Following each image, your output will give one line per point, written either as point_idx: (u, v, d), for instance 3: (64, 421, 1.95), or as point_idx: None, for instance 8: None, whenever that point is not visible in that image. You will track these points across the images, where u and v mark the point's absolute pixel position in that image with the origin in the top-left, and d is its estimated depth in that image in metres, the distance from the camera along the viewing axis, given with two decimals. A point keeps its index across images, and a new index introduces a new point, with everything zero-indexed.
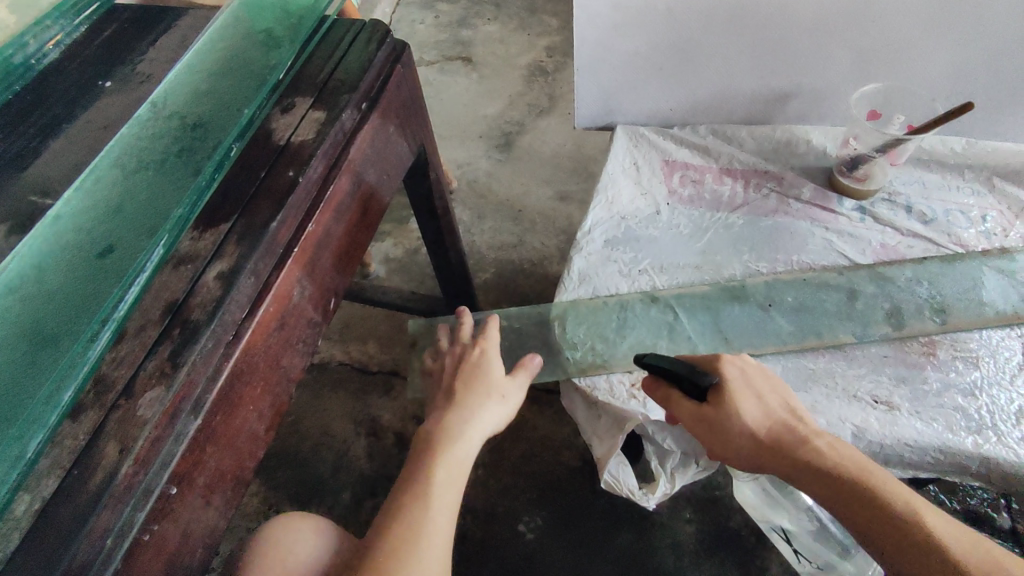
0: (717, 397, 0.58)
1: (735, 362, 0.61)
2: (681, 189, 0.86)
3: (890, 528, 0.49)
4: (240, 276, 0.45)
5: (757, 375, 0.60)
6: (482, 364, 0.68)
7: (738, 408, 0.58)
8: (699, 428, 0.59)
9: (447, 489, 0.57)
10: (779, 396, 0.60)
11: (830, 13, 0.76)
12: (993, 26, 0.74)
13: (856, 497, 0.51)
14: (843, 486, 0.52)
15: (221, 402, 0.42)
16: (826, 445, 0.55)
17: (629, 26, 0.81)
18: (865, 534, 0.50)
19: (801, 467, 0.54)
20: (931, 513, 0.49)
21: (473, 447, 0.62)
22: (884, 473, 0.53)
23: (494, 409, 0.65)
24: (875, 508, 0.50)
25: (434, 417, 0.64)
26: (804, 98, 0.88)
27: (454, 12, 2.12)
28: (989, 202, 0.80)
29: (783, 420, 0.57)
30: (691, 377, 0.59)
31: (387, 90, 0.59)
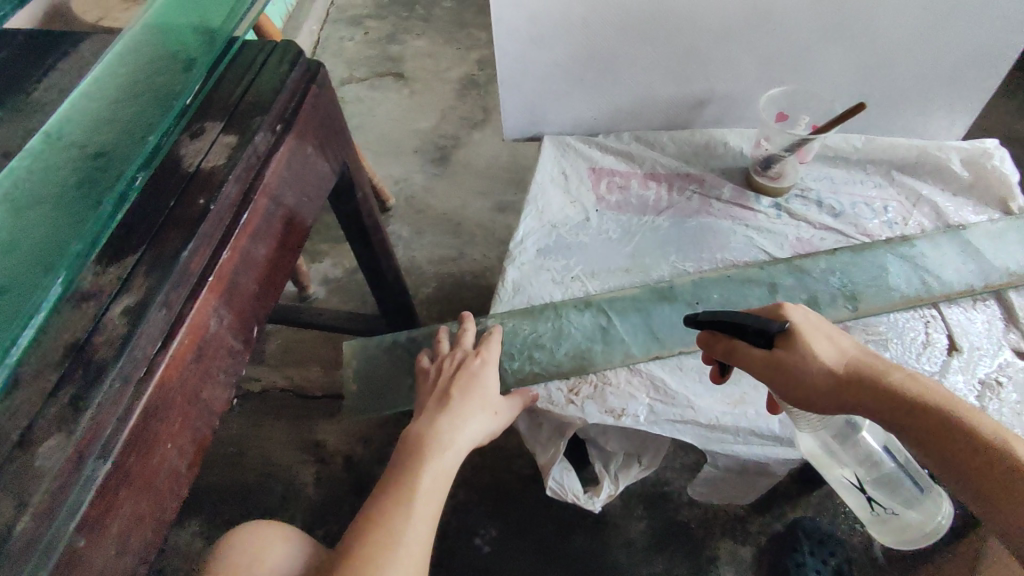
0: (788, 340, 0.55)
1: (799, 308, 0.58)
2: (608, 195, 0.88)
3: (990, 468, 0.46)
4: (149, 309, 0.43)
5: (823, 317, 0.57)
6: (479, 369, 0.66)
7: (812, 348, 0.54)
8: (764, 374, 0.56)
9: (428, 504, 0.56)
10: (848, 336, 0.56)
11: (734, 23, 0.80)
12: (879, 32, 0.80)
13: (941, 431, 0.49)
14: (934, 426, 0.49)
15: (135, 443, 0.40)
16: (905, 378, 0.52)
17: (548, 39, 0.83)
18: (959, 474, 0.47)
19: (883, 408, 0.51)
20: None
21: (458, 456, 0.60)
22: (966, 404, 0.50)
23: (482, 421, 0.63)
24: (968, 443, 0.47)
25: (423, 418, 0.63)
26: (718, 103, 0.92)
27: (382, 28, 2.11)
28: (890, 194, 0.86)
29: (861, 360, 0.54)
30: (758, 324, 0.55)
31: (304, 109, 0.58)
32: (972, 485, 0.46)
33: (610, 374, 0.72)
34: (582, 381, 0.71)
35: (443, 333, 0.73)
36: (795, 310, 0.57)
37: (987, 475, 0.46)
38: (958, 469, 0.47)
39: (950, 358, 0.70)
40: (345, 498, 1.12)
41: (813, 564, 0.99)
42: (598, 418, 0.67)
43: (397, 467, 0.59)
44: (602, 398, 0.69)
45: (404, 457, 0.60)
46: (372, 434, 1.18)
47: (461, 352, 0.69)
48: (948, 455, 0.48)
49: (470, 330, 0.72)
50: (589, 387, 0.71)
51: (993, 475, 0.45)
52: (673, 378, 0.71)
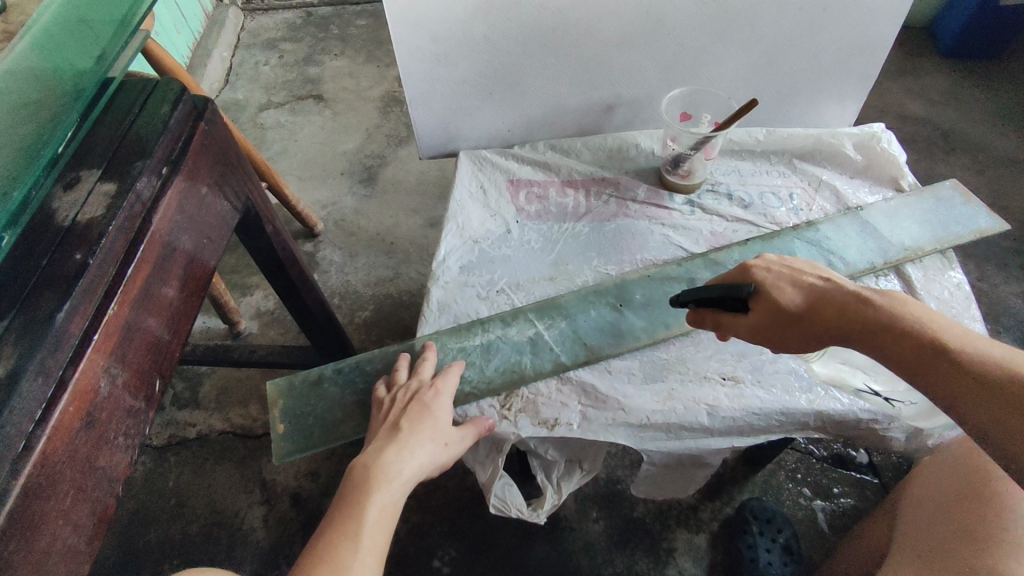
0: (759, 300, 0.60)
1: (761, 265, 0.63)
2: (527, 205, 0.89)
3: (941, 365, 0.52)
4: (23, 379, 0.40)
5: (785, 267, 0.62)
6: (433, 400, 0.65)
7: (781, 299, 0.59)
8: (746, 333, 0.61)
9: (372, 541, 0.53)
10: (812, 273, 0.61)
11: (630, 31, 0.82)
12: (765, 32, 0.84)
13: (902, 343, 0.54)
14: (895, 339, 0.55)
15: (15, 527, 0.37)
16: (863, 302, 0.57)
17: (450, 56, 0.83)
18: (917, 375, 0.53)
19: (851, 335, 0.57)
20: (976, 342, 0.52)
21: (406, 489, 0.57)
22: (921, 312, 0.55)
23: (434, 453, 0.60)
24: (921, 350, 0.53)
25: (373, 449, 0.60)
26: (626, 108, 0.95)
27: (299, 50, 2.07)
28: (794, 181, 0.90)
29: (824, 293, 0.59)
30: (729, 293, 0.61)
31: (192, 150, 0.56)
32: (927, 383, 0.53)
33: (541, 384, 0.72)
34: (514, 396, 0.71)
35: (402, 360, 0.70)
36: (758, 268, 0.62)
37: (939, 373, 0.52)
38: (915, 371, 0.53)
39: None
40: (296, 537, 1.08)
41: (764, 544, 1.02)
42: (532, 431, 0.67)
43: (344, 499, 0.56)
44: (535, 410, 0.69)
45: (350, 487, 0.57)
46: (318, 468, 1.15)
47: (415, 383, 0.67)
48: (906, 361, 0.54)
49: (431, 358, 0.70)
50: (521, 400, 0.70)
51: (944, 373, 0.52)
52: (603, 382, 0.71)
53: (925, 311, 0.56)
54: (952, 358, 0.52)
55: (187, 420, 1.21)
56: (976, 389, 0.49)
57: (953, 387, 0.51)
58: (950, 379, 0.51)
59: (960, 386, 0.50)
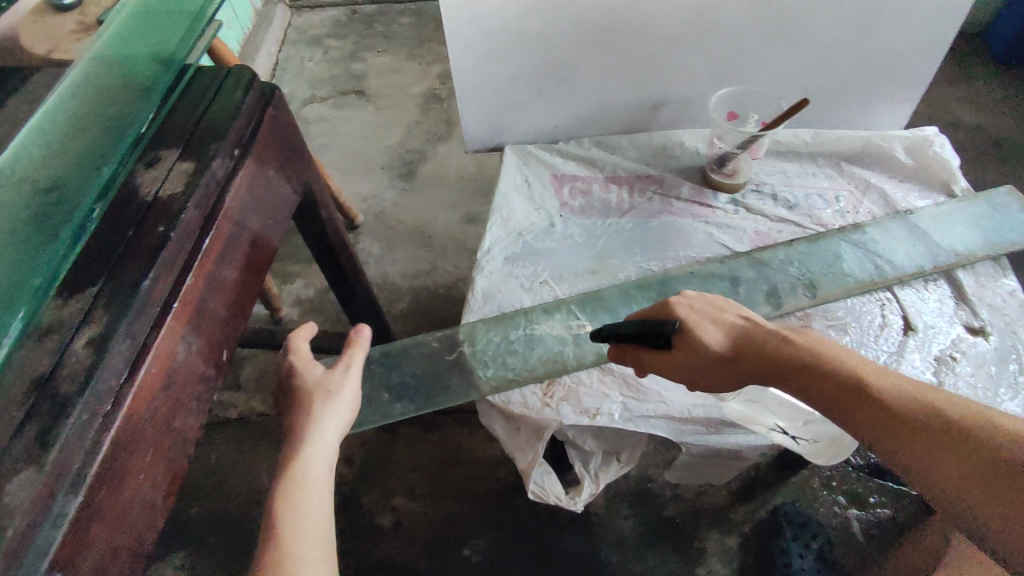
0: (679, 337, 0.59)
1: (685, 300, 0.62)
2: (571, 200, 0.90)
3: (856, 403, 0.49)
4: (113, 339, 0.43)
5: (707, 303, 0.61)
6: (307, 371, 0.67)
7: (700, 337, 0.58)
8: (669, 370, 0.60)
9: (318, 527, 0.56)
10: (735, 312, 0.60)
11: (681, 30, 0.83)
12: (817, 33, 0.83)
13: (821, 382, 0.52)
14: (814, 377, 0.53)
15: (105, 477, 0.40)
16: (783, 341, 0.56)
17: (501, 52, 0.86)
18: (837, 413, 0.51)
19: (773, 374, 0.56)
20: (889, 377, 0.49)
21: (328, 453, 0.61)
22: (841, 350, 0.53)
23: (336, 414, 0.63)
24: (842, 388, 0.50)
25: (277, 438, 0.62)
26: (673, 107, 0.95)
27: (343, 47, 2.12)
28: (841, 183, 0.90)
29: (743, 333, 0.58)
30: (649, 329, 0.60)
31: (260, 135, 0.58)
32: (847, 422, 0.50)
33: (583, 375, 0.73)
34: (556, 384, 0.72)
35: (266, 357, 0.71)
36: (681, 303, 0.61)
37: (861, 413, 0.49)
38: (841, 412, 0.50)
39: (905, 337, 0.73)
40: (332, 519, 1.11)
41: (796, 550, 1.03)
42: (574, 419, 0.69)
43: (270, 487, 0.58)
44: (576, 399, 0.70)
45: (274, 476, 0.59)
46: (354, 453, 1.19)
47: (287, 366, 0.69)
48: (824, 400, 0.52)
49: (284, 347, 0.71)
50: (563, 389, 0.71)
51: (866, 414, 0.48)
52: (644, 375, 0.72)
53: (843, 349, 0.54)
54: (867, 393, 0.49)
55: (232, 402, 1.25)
56: (888, 427, 0.46)
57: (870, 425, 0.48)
58: (866, 418, 0.48)
59: (875, 423, 0.48)
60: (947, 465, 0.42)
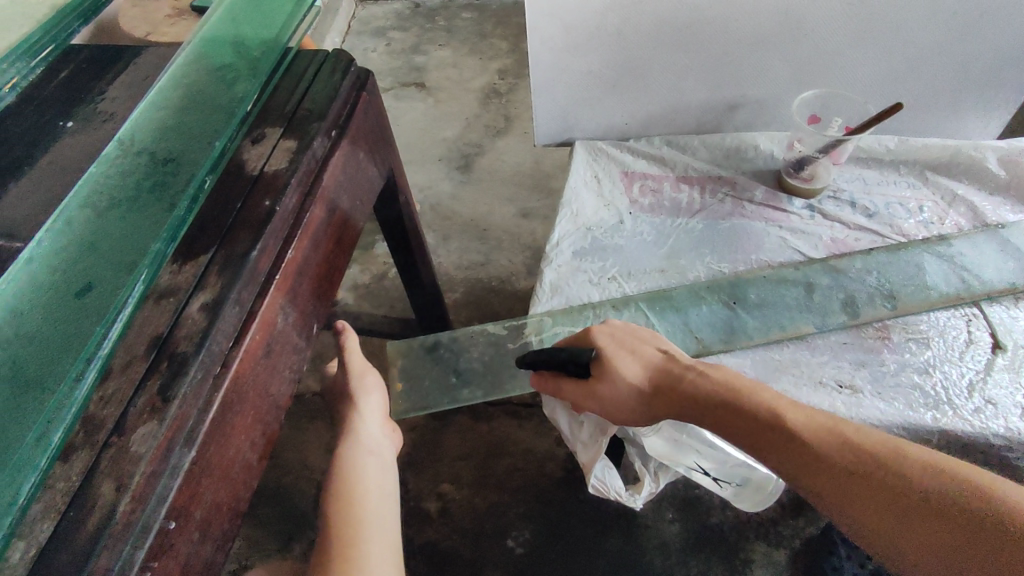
0: (597, 370, 0.65)
1: (603, 332, 0.68)
2: (641, 198, 0.90)
3: (772, 438, 0.58)
4: (225, 305, 0.45)
5: (622, 335, 0.68)
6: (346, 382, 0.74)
7: (619, 371, 0.64)
8: (588, 401, 0.65)
9: (381, 518, 0.61)
10: (647, 343, 0.67)
11: (766, 29, 0.82)
12: (911, 36, 0.81)
13: (736, 415, 0.60)
14: (730, 413, 0.60)
15: (214, 433, 0.42)
16: (697, 375, 0.63)
17: (579, 48, 0.86)
18: (751, 447, 0.59)
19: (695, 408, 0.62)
20: (790, 409, 0.58)
21: (371, 444, 0.67)
22: (744, 381, 0.62)
23: (373, 410, 0.70)
24: (755, 421, 0.59)
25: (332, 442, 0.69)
26: (749, 108, 0.93)
27: (406, 39, 2.15)
28: (924, 194, 0.86)
29: (658, 367, 0.65)
30: (571, 362, 0.65)
31: (355, 117, 0.60)
32: (762, 455, 0.59)
33: None
34: None
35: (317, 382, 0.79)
36: (602, 335, 0.68)
37: (772, 445, 0.58)
38: (756, 444, 0.59)
39: (994, 356, 0.69)
40: None
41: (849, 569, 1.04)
42: None
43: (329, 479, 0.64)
44: None
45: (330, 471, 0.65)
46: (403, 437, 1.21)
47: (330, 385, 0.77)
48: (739, 436, 0.60)
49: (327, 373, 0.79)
50: None
51: (781, 447, 0.57)
52: None
53: (745, 380, 0.62)
54: (779, 428, 0.57)
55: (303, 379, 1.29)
56: (800, 460, 0.56)
57: (783, 457, 0.57)
58: (781, 452, 0.57)
59: (791, 458, 0.56)
60: (852, 495, 0.52)
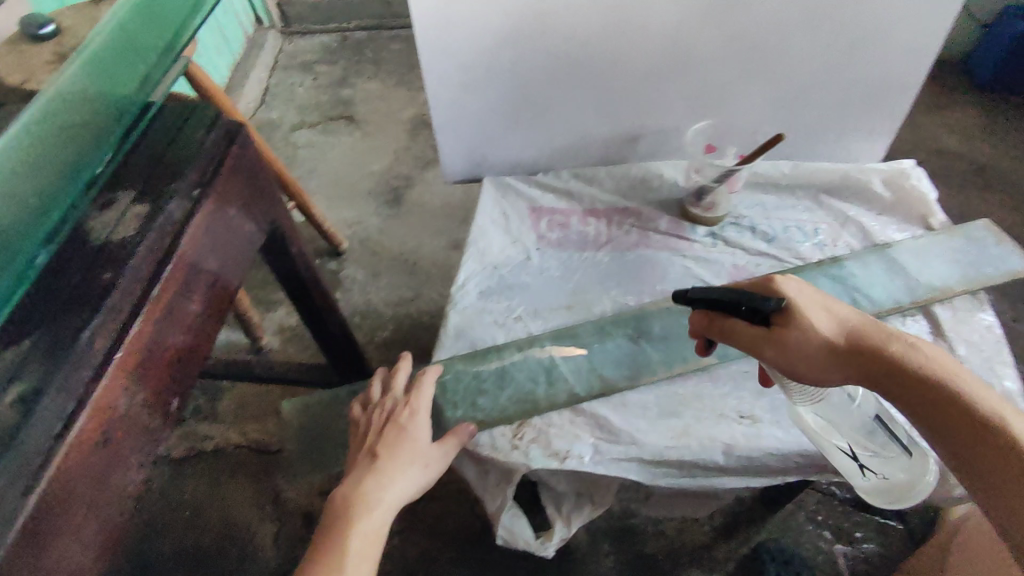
0: (783, 318, 0.56)
1: (797, 283, 0.58)
2: (548, 232, 0.89)
3: (972, 429, 0.48)
4: (45, 395, 0.42)
5: (821, 292, 0.58)
6: (408, 419, 0.67)
7: (809, 322, 0.55)
8: (763, 346, 0.57)
9: None
10: (848, 307, 0.57)
11: (656, 62, 0.83)
12: (793, 65, 0.83)
13: (934, 398, 0.51)
14: (934, 390, 0.51)
15: (27, 542, 0.38)
16: (902, 348, 0.53)
17: (477, 84, 0.86)
18: (938, 428, 0.50)
19: (892, 371, 0.52)
20: (1021, 422, 0.47)
21: (388, 515, 0.60)
22: (964, 374, 0.51)
23: (411, 477, 0.62)
24: (962, 413, 0.49)
25: (353, 476, 0.62)
26: (651, 138, 0.94)
27: (333, 73, 2.13)
28: (820, 217, 0.89)
29: (863, 328, 0.55)
30: (751, 303, 0.56)
31: (222, 174, 0.57)
32: (947, 440, 0.50)
33: (553, 416, 0.71)
34: (525, 425, 0.70)
35: (401, 365, 0.73)
36: (788, 283, 0.59)
37: (975, 442, 0.48)
38: (952, 434, 0.49)
39: None
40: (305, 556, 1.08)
41: None
42: (542, 462, 0.67)
43: (331, 523, 0.59)
44: (546, 441, 0.69)
45: (335, 510, 0.60)
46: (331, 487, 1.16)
47: (391, 399, 0.70)
48: (933, 414, 0.51)
49: (404, 369, 0.73)
50: (533, 430, 0.70)
51: (985, 449, 0.47)
52: (616, 416, 0.70)
53: (965, 373, 0.52)
54: (992, 425, 0.47)
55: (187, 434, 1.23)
56: (1001, 464, 0.46)
57: (980, 451, 0.47)
58: (979, 444, 0.47)
59: (994, 468, 0.46)
60: None
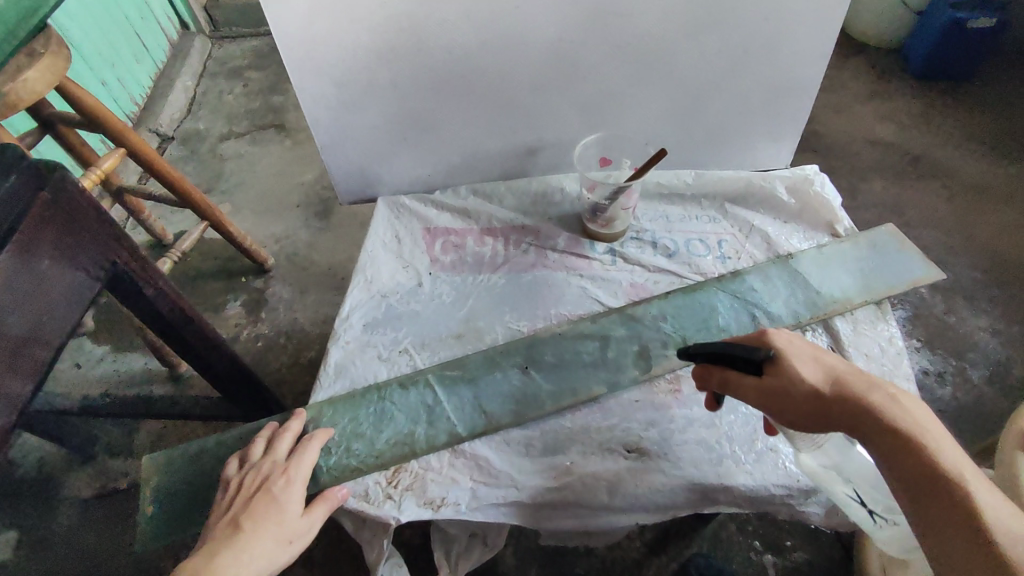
0: (773, 367, 0.51)
1: (786, 333, 0.54)
2: (442, 255, 0.85)
3: (947, 499, 0.43)
4: None
5: (807, 341, 0.54)
6: (283, 486, 0.59)
7: (797, 370, 0.50)
8: (751, 396, 0.52)
9: None
10: (836, 355, 0.53)
11: (542, 74, 0.79)
12: (684, 72, 0.80)
13: (904, 452, 0.46)
14: (915, 451, 0.45)
15: None
16: (882, 398, 0.48)
17: (356, 103, 0.80)
18: (911, 492, 0.45)
19: (874, 427, 0.47)
20: (988, 491, 0.43)
21: None
22: (939, 433, 0.47)
23: (272, 553, 0.54)
24: (930, 473, 0.44)
25: (207, 547, 0.53)
26: (550, 150, 0.90)
27: (263, 78, 2.04)
28: (724, 227, 0.86)
29: (848, 377, 0.51)
30: (743, 354, 0.52)
31: (25, 221, 0.52)
32: (919, 506, 0.44)
33: (432, 459, 0.67)
34: (402, 470, 0.66)
35: (290, 425, 0.66)
36: (778, 333, 0.54)
37: (938, 503, 0.43)
38: (916, 493, 0.45)
39: None
40: None
41: None
42: (414, 513, 0.63)
43: None
44: (422, 488, 0.65)
45: None
46: None
47: (271, 461, 0.62)
48: (910, 475, 0.45)
49: (292, 430, 0.65)
50: (409, 476, 0.66)
51: (943, 509, 0.43)
52: (498, 456, 0.67)
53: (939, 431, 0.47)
54: (959, 495, 0.43)
55: (14, 456, 1.14)
56: (960, 530, 0.42)
57: (942, 518, 0.43)
58: (940, 510, 0.43)
59: (952, 534, 0.42)
60: None
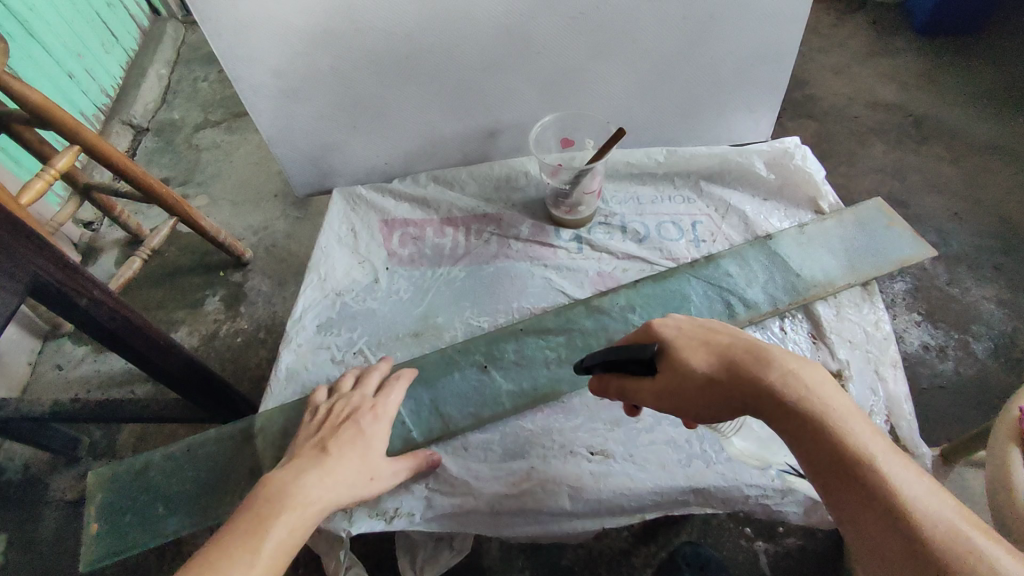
0: (662, 365, 0.47)
1: (676, 320, 0.48)
2: (400, 249, 0.81)
3: (853, 480, 0.37)
4: None
5: (700, 324, 0.47)
6: (371, 423, 0.59)
7: (683, 364, 0.45)
8: (653, 399, 0.48)
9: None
10: (732, 333, 0.46)
11: (495, 52, 0.73)
12: (649, 42, 0.74)
13: (814, 442, 0.40)
14: (817, 436, 0.39)
15: None
16: (779, 377, 0.42)
17: (299, 90, 0.75)
18: (820, 478, 0.39)
19: (776, 415, 0.41)
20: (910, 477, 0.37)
21: (322, 512, 0.50)
22: (850, 411, 0.40)
23: (356, 484, 0.54)
24: (842, 464, 0.38)
25: (299, 461, 0.53)
26: (511, 132, 0.85)
27: None
28: (698, 208, 0.81)
29: (743, 357, 0.44)
30: (630, 355, 0.48)
31: None
32: (830, 493, 0.39)
33: None
34: None
35: (378, 367, 0.66)
36: (668, 323, 0.49)
37: (854, 499, 0.37)
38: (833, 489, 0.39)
39: None
40: None
41: None
42: (366, 526, 0.60)
43: (260, 500, 0.48)
44: (373, 499, 0.61)
45: (270, 490, 0.49)
46: None
47: (359, 396, 0.62)
48: (817, 460, 0.40)
49: (380, 372, 0.66)
50: None
51: (862, 505, 0.37)
52: (454, 462, 0.64)
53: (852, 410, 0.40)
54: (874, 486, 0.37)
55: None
56: (881, 528, 0.36)
57: (861, 514, 0.37)
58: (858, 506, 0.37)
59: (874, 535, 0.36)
60: None
